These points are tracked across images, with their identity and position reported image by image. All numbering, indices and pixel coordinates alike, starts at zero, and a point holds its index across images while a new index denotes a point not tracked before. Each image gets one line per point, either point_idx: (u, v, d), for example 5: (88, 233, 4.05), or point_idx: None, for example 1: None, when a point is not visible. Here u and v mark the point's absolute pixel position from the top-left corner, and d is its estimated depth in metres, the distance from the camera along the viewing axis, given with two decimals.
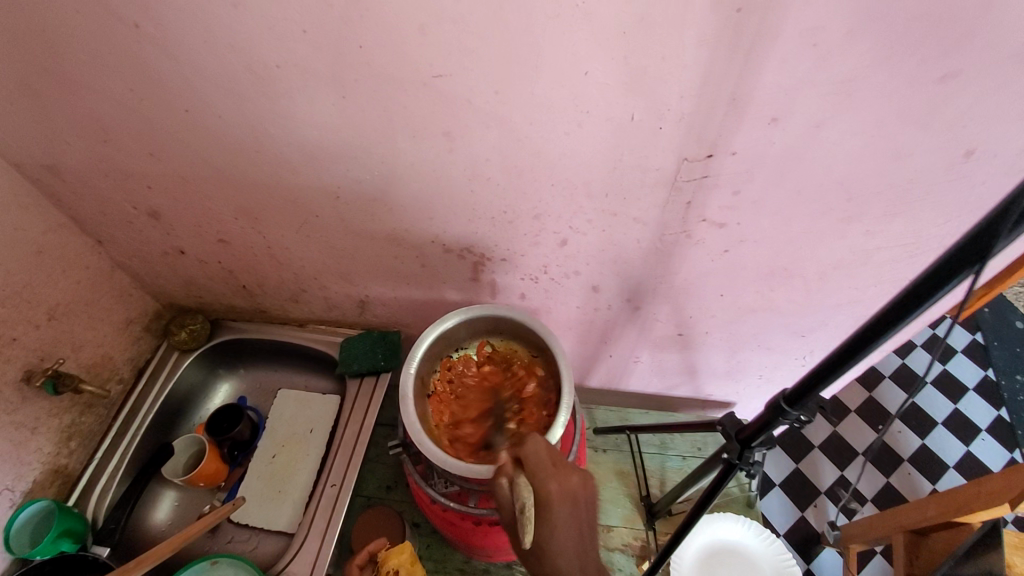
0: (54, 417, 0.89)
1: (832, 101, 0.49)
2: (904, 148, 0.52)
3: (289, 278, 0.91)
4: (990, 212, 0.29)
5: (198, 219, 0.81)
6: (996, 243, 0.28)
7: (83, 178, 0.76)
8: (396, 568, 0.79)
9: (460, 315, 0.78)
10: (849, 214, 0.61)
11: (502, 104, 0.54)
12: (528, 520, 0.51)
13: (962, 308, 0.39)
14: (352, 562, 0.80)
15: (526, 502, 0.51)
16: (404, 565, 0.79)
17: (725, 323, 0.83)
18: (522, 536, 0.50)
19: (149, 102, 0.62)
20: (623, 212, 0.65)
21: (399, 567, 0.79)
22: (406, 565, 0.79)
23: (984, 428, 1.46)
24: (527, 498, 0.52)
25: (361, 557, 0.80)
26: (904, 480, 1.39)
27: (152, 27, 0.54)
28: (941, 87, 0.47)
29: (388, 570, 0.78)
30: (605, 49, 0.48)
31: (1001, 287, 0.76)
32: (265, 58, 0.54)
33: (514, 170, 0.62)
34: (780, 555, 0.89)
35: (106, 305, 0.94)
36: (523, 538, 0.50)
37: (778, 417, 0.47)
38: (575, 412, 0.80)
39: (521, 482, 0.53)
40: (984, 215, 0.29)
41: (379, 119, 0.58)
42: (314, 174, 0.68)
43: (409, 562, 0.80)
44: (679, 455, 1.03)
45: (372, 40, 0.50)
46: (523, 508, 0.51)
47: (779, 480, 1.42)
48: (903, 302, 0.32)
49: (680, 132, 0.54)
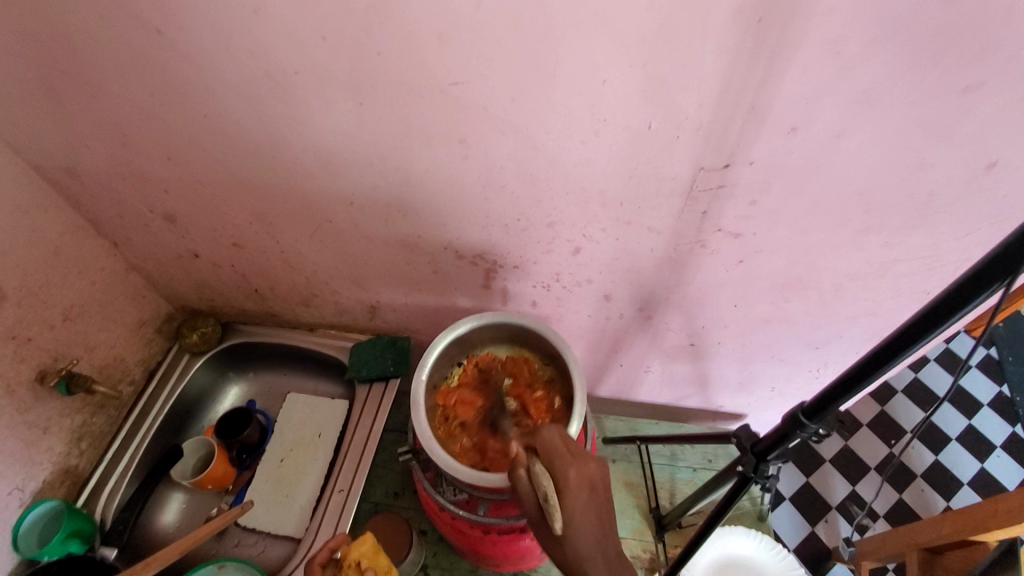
0: (66, 417, 0.89)
1: (853, 112, 0.49)
2: (925, 159, 0.52)
3: (301, 282, 0.91)
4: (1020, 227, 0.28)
5: (212, 223, 0.81)
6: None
7: (100, 180, 0.77)
8: (358, 561, 0.74)
9: (473, 322, 0.78)
10: (868, 225, 0.60)
11: (518, 111, 0.54)
12: (553, 507, 0.49)
13: (992, 320, 0.38)
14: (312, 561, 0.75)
15: (550, 490, 0.50)
16: (365, 557, 0.74)
17: (738, 334, 0.83)
18: (550, 523, 0.48)
19: (169, 107, 0.63)
20: (638, 221, 0.65)
21: (361, 558, 0.74)
22: (368, 556, 0.74)
23: (999, 445, 1.44)
24: (549, 486, 0.50)
25: (322, 555, 0.75)
26: (917, 497, 1.37)
27: (175, 33, 0.54)
28: (963, 99, 0.46)
29: (349, 564, 0.73)
30: (623, 57, 0.48)
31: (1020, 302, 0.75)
32: (284, 63, 0.55)
33: (529, 178, 0.62)
34: (791, 570, 0.88)
35: (120, 307, 0.95)
36: (552, 525, 0.48)
37: (795, 431, 0.46)
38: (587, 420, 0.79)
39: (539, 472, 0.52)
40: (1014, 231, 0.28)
41: (396, 125, 0.58)
42: (328, 178, 0.68)
43: (372, 553, 0.75)
44: (689, 467, 1.02)
45: (391, 46, 0.50)
46: (546, 497, 0.50)
47: (789, 495, 1.40)
48: (933, 314, 0.31)
49: (697, 141, 0.54)
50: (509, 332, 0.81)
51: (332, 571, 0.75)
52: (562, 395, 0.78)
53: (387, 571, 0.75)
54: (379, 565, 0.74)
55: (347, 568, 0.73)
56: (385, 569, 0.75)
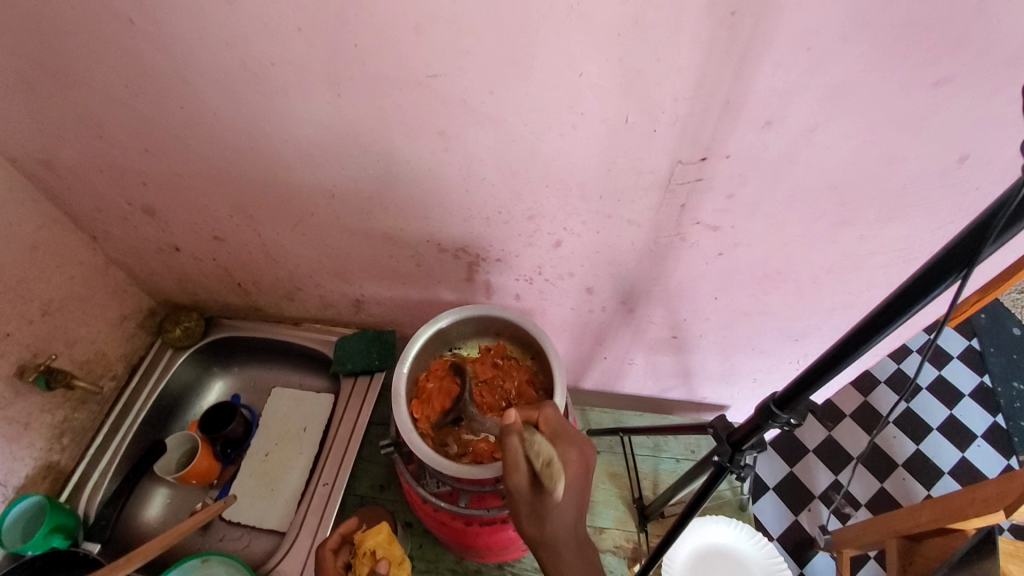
0: (46, 413, 0.89)
1: (826, 105, 0.49)
2: (898, 152, 0.52)
3: (283, 276, 0.91)
4: (980, 216, 0.29)
5: (192, 217, 0.80)
6: (983, 248, 0.28)
7: (77, 172, 0.76)
8: (373, 549, 0.76)
9: (455, 315, 0.79)
10: (843, 218, 0.61)
11: (496, 104, 0.54)
12: (556, 472, 0.51)
13: (950, 319, 0.39)
14: (325, 547, 0.77)
15: (552, 456, 0.52)
16: (381, 546, 0.77)
17: (719, 327, 0.83)
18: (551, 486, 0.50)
19: (146, 99, 0.62)
20: (617, 214, 0.65)
21: (375, 548, 0.76)
22: (382, 545, 0.77)
23: (980, 434, 1.50)
24: (551, 454, 0.53)
25: (335, 541, 0.78)
26: (898, 485, 1.43)
27: (148, 24, 0.54)
28: (934, 92, 0.47)
29: (364, 551, 0.76)
30: (599, 51, 0.48)
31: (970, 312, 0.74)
32: (260, 55, 0.54)
33: (509, 172, 0.62)
34: (772, 557, 0.89)
35: (101, 301, 0.94)
36: (554, 487, 0.50)
37: (767, 421, 0.48)
38: (569, 412, 0.79)
39: (540, 441, 0.54)
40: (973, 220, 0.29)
41: (374, 119, 0.58)
42: (308, 172, 0.68)
43: (386, 542, 0.78)
44: (672, 458, 1.02)
45: (368, 39, 0.50)
46: (549, 462, 0.52)
47: (773, 484, 1.45)
48: (896, 301, 0.32)
49: (674, 134, 0.54)
50: (492, 326, 0.82)
51: (344, 558, 0.78)
52: (542, 386, 0.78)
53: (399, 560, 0.78)
54: (392, 554, 0.78)
55: (362, 557, 0.76)
56: (398, 558, 0.78)
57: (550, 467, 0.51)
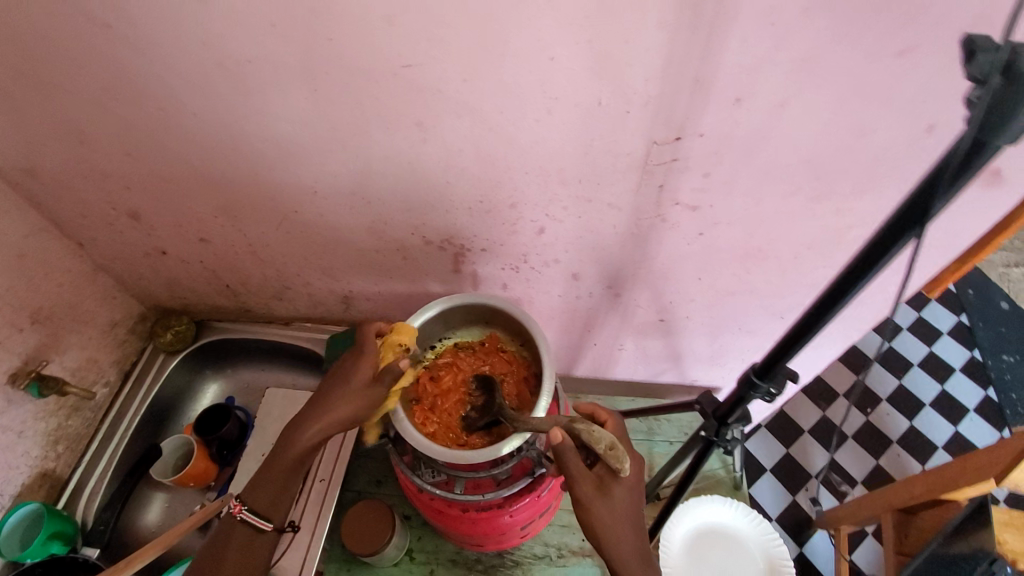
0: (40, 421, 0.89)
1: (794, 79, 0.50)
2: (867, 124, 0.53)
3: (271, 276, 0.91)
4: (929, 172, 0.31)
5: (177, 219, 0.80)
6: (936, 203, 0.30)
7: (59, 178, 0.76)
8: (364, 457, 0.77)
9: (439, 305, 0.78)
10: (819, 192, 0.62)
11: (471, 92, 0.55)
12: (620, 454, 0.59)
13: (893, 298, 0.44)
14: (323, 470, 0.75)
15: (613, 440, 0.59)
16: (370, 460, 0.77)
17: (705, 308, 0.85)
18: (620, 465, 0.59)
19: (124, 102, 0.62)
20: (597, 198, 0.66)
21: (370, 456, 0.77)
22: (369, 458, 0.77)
23: (972, 408, 1.52)
24: (612, 438, 0.59)
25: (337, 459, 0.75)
26: (893, 461, 1.45)
27: (122, 26, 0.54)
28: (897, 62, 0.48)
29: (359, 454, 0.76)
30: (568, 34, 0.48)
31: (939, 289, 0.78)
32: (235, 52, 0.54)
33: (488, 160, 0.63)
34: (768, 534, 0.91)
35: (91, 308, 0.94)
36: (622, 465, 0.59)
37: (749, 391, 0.49)
38: (558, 392, 0.79)
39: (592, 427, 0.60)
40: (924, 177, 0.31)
41: (352, 112, 0.59)
42: (290, 169, 0.68)
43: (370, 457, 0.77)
44: (666, 440, 1.04)
45: (341, 32, 0.51)
46: (612, 446, 0.59)
47: (769, 465, 1.47)
48: (868, 256, 0.34)
49: (647, 115, 0.55)
50: (479, 314, 0.81)
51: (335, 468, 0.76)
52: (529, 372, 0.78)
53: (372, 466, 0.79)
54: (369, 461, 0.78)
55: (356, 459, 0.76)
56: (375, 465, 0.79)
57: (614, 451, 0.59)
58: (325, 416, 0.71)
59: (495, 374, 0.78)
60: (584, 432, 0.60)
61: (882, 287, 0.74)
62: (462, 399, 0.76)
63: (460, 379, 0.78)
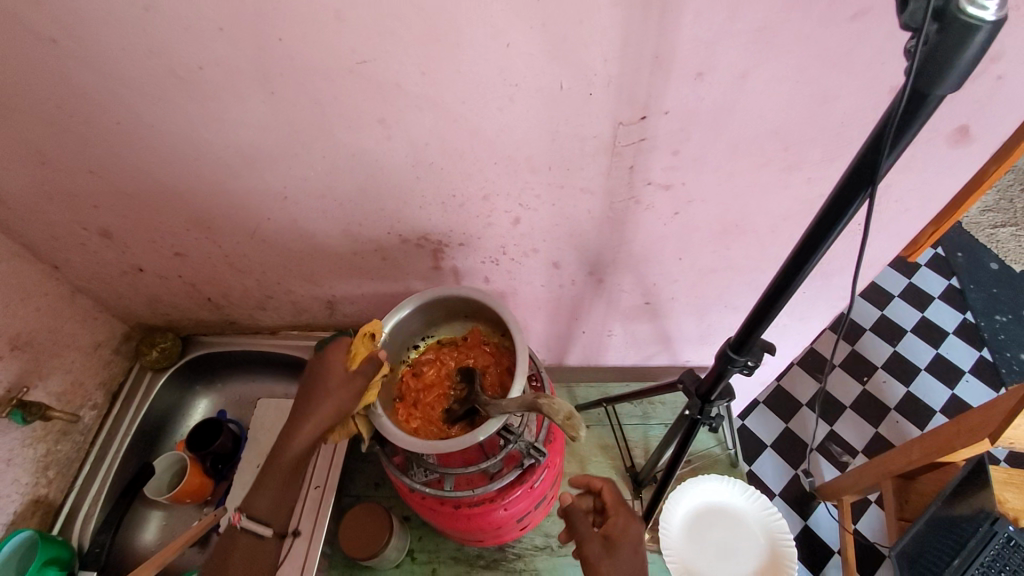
0: (28, 447, 0.88)
1: (753, 49, 0.49)
2: (831, 90, 0.53)
3: (252, 285, 0.90)
4: (870, 141, 0.34)
5: (150, 234, 0.80)
6: (878, 166, 0.33)
7: (26, 202, 0.75)
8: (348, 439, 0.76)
9: (416, 300, 0.77)
10: (789, 163, 0.61)
11: (430, 84, 0.54)
12: (574, 421, 0.56)
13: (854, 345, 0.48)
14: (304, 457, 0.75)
15: (571, 410, 0.57)
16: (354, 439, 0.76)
17: (689, 287, 0.84)
18: (575, 434, 0.56)
19: (82, 119, 0.62)
20: (569, 183, 0.65)
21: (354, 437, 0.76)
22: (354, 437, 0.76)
23: (967, 370, 1.52)
24: (570, 408, 0.57)
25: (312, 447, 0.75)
26: (893, 428, 1.45)
27: (70, 41, 0.53)
28: (854, 25, 0.47)
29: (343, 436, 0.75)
30: (521, 18, 0.48)
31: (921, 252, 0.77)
32: (188, 60, 0.54)
33: (455, 153, 0.62)
34: (767, 510, 0.91)
35: (72, 331, 0.93)
36: (578, 435, 0.56)
37: (727, 366, 0.51)
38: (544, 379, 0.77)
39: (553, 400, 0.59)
40: (866, 145, 0.34)
41: (312, 112, 0.58)
42: (257, 176, 0.67)
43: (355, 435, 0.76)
44: (661, 423, 1.03)
45: (292, 31, 0.50)
46: (568, 415, 0.57)
47: (769, 441, 1.47)
48: (826, 218, 0.37)
49: (609, 96, 0.54)
50: (456, 309, 0.80)
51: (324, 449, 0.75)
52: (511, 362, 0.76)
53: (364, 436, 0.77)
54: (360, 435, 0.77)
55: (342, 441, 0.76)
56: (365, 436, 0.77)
57: (570, 419, 0.56)
58: (314, 418, 0.73)
59: (476, 366, 0.77)
60: (545, 404, 0.59)
61: (852, 251, 0.74)
62: (446, 392, 0.76)
63: (443, 372, 0.78)
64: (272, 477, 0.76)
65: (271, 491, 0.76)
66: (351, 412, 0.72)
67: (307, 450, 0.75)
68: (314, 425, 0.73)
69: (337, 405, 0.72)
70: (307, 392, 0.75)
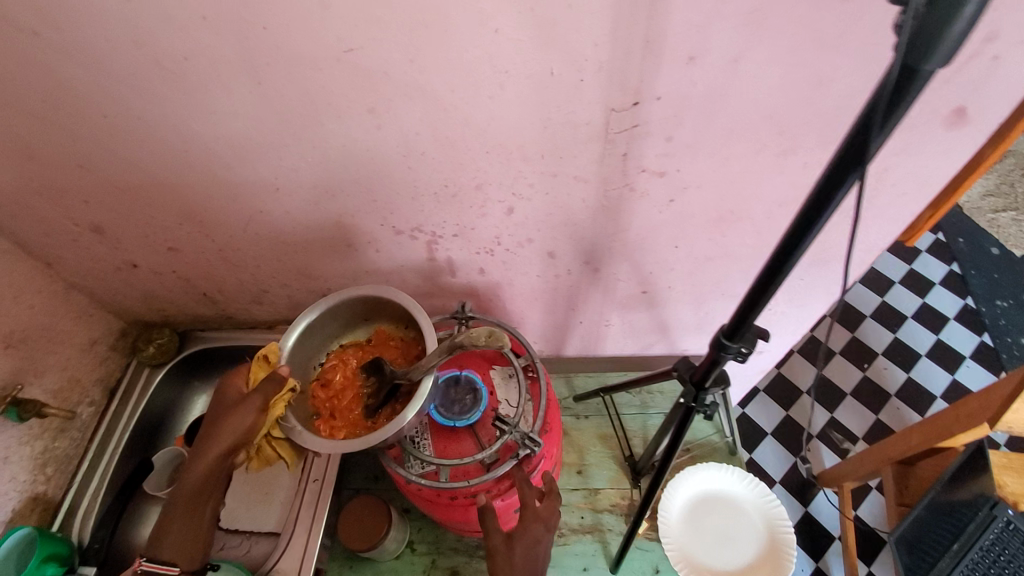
0: (25, 444, 0.88)
1: (745, 31, 0.48)
2: (826, 72, 0.52)
3: (246, 280, 0.90)
4: (859, 120, 0.33)
5: (141, 229, 0.79)
6: (868, 147, 0.32)
7: (15, 197, 0.74)
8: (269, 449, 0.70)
9: (317, 308, 0.71)
10: (784, 147, 0.60)
11: (419, 72, 0.53)
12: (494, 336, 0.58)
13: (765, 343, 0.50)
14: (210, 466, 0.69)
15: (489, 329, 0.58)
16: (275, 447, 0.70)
17: (686, 276, 0.84)
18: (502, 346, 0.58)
19: (66, 112, 0.61)
20: (562, 171, 0.65)
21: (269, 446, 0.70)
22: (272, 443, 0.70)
23: (968, 355, 1.52)
24: (487, 329, 0.58)
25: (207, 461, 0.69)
26: (893, 415, 1.45)
27: (52, 32, 0.52)
28: (848, 6, 0.46)
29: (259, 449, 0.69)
30: (509, 3, 0.47)
31: (917, 237, 0.77)
32: (171, 51, 0.53)
33: (446, 142, 0.61)
34: (765, 496, 0.91)
35: (67, 328, 0.92)
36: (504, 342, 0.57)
37: (721, 353, 0.51)
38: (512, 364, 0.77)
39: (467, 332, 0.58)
40: (856, 123, 0.33)
41: (301, 103, 0.57)
42: (247, 168, 0.67)
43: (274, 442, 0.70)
44: (660, 413, 1.03)
45: (277, 20, 0.49)
46: (490, 333, 0.58)
47: (769, 429, 1.47)
48: (816, 203, 0.36)
49: (601, 82, 0.53)
50: (351, 310, 0.74)
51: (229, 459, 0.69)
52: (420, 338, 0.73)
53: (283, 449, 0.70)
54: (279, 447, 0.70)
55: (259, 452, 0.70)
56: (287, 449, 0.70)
57: (492, 336, 0.57)
58: (216, 442, 0.68)
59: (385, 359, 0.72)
60: (462, 337, 0.58)
61: (846, 236, 0.73)
62: (360, 392, 0.70)
63: (351, 373, 0.71)
64: (178, 505, 0.70)
65: (181, 521, 0.70)
66: (254, 430, 0.67)
67: (210, 477, 0.69)
68: (216, 449, 0.68)
69: (237, 424, 0.66)
70: (209, 423, 0.70)
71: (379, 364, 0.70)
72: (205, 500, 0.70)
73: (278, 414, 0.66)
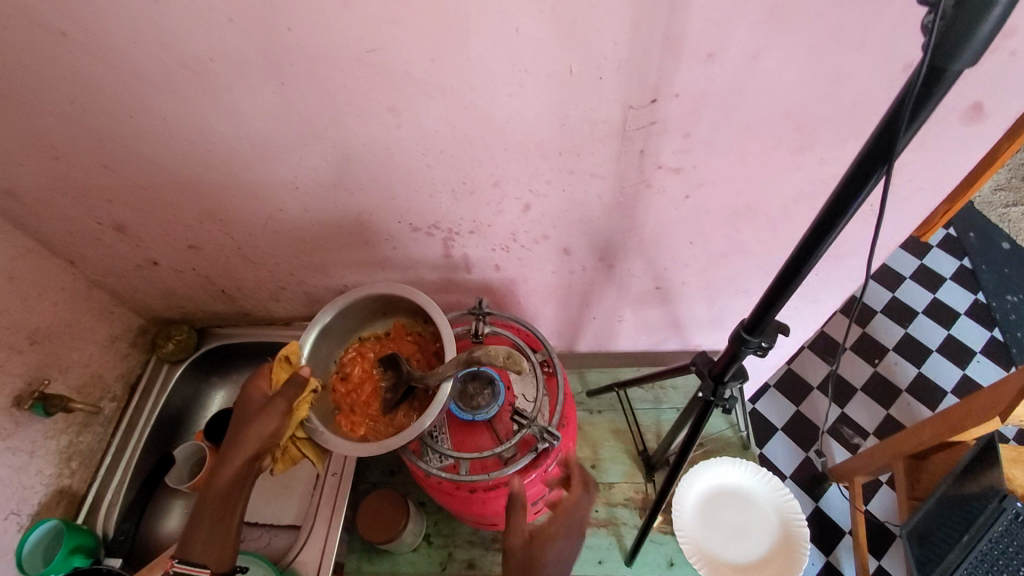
0: (50, 438, 0.90)
1: (765, 30, 0.49)
2: (844, 69, 0.52)
3: (265, 277, 0.91)
4: (886, 116, 0.33)
5: (163, 227, 0.80)
6: (894, 144, 0.33)
7: (41, 197, 0.76)
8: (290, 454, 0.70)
9: (336, 305, 0.72)
10: (801, 143, 0.61)
11: (440, 71, 0.54)
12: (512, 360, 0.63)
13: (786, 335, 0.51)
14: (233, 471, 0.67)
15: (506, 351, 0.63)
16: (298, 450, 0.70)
17: (700, 271, 0.84)
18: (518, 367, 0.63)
19: (93, 113, 0.62)
20: (579, 168, 0.65)
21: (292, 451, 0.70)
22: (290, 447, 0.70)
23: (979, 350, 1.52)
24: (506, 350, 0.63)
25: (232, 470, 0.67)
26: (904, 410, 1.45)
27: (80, 33, 0.53)
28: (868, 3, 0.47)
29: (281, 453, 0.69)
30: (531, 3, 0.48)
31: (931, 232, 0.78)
32: (195, 51, 0.54)
33: (465, 140, 0.62)
34: (779, 491, 0.91)
35: (88, 325, 0.94)
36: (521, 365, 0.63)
37: (741, 347, 0.51)
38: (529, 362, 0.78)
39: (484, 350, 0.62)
40: (883, 119, 0.34)
41: (323, 102, 0.58)
42: (267, 167, 0.68)
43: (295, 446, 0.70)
44: (673, 408, 1.04)
45: (302, 21, 0.50)
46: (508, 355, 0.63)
47: (780, 425, 1.47)
48: (839, 201, 0.37)
49: (620, 79, 0.54)
50: (368, 307, 0.75)
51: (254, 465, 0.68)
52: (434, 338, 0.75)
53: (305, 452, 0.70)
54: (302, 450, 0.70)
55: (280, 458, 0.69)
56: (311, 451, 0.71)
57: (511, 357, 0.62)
58: (241, 448, 0.66)
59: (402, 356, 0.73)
60: (481, 354, 0.62)
61: (862, 232, 0.74)
62: (378, 386, 0.72)
63: (369, 367, 0.73)
64: (204, 508, 0.68)
65: (207, 528, 0.68)
66: (280, 434, 0.66)
67: (236, 482, 0.68)
68: (242, 455, 0.66)
69: (262, 429, 0.65)
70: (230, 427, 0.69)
71: (396, 361, 0.71)
72: (231, 505, 0.69)
73: (301, 417, 0.67)
